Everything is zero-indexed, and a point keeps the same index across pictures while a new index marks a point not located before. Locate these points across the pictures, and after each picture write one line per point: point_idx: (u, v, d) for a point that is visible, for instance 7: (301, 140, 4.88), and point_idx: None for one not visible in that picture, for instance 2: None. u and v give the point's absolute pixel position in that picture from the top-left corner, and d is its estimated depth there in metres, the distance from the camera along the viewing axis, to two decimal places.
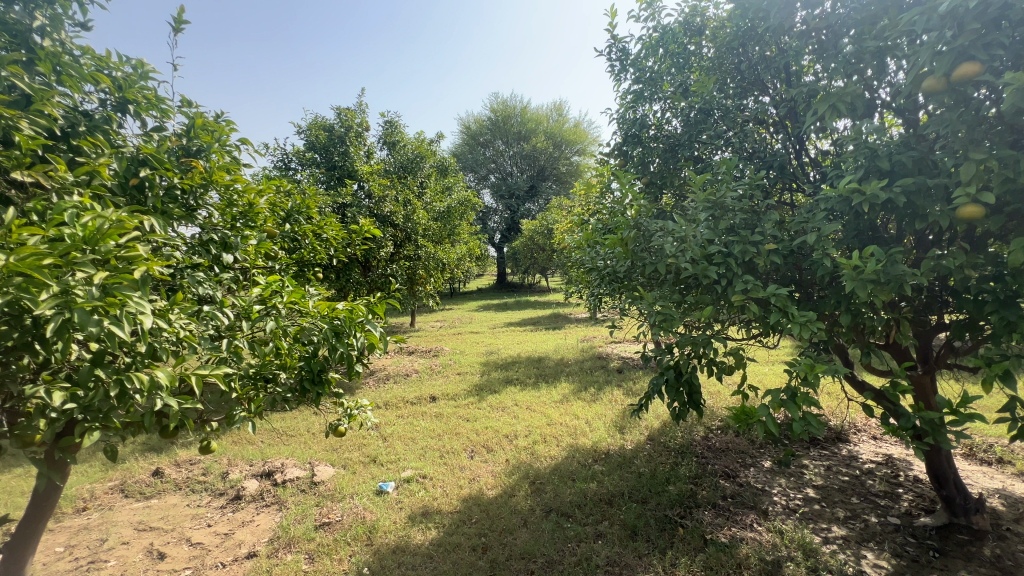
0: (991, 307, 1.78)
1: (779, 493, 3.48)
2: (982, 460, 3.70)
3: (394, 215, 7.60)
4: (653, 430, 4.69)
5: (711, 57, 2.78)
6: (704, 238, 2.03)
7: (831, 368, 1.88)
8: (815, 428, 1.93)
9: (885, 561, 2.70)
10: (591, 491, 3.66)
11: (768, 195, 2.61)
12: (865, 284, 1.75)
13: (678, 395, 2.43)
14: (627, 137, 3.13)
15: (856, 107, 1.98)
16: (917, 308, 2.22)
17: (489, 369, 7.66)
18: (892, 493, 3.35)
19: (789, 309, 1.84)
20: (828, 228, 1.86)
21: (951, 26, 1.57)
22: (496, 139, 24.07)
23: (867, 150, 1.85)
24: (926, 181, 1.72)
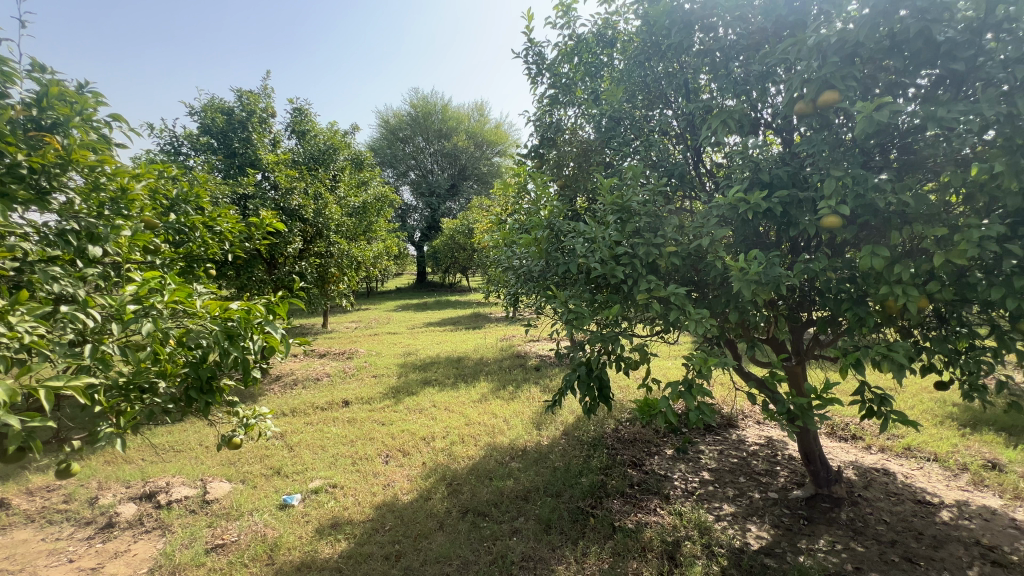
0: (847, 305, 2.06)
1: (679, 478, 3.76)
2: (841, 437, 4.29)
3: (303, 209, 7.07)
4: (567, 425, 4.85)
5: (621, 69, 2.92)
6: (613, 239, 2.13)
7: (721, 361, 2.06)
8: (708, 416, 2.11)
9: (765, 532, 3.03)
10: (507, 488, 3.70)
11: (670, 201, 2.79)
12: (750, 284, 1.94)
13: (590, 390, 2.51)
14: (543, 140, 3.20)
15: (743, 124, 2.19)
16: (791, 306, 2.50)
17: (406, 371, 7.46)
18: (771, 471, 3.77)
19: (687, 308, 1.98)
20: (720, 233, 2.03)
21: (816, 58, 1.79)
22: (416, 135, 23.53)
23: (751, 164, 2.06)
24: (798, 194, 1.94)
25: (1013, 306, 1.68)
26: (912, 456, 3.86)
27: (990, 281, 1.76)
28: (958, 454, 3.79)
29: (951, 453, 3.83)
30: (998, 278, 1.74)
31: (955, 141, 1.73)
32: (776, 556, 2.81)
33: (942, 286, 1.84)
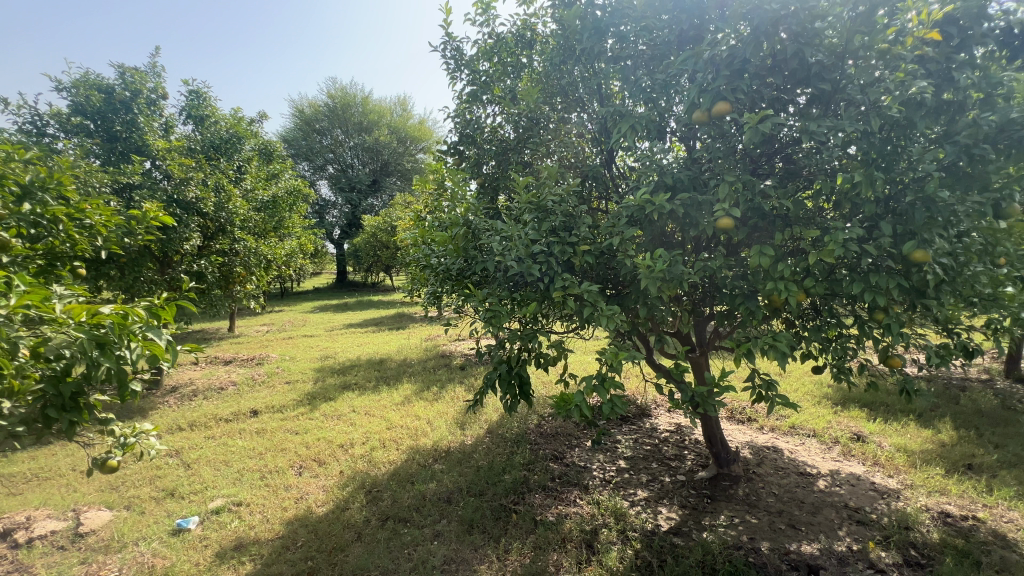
0: (740, 300, 2.25)
1: (597, 468, 3.92)
2: (738, 420, 4.70)
3: (202, 203, 6.31)
4: (491, 423, 4.86)
5: (539, 70, 2.97)
6: (529, 237, 2.15)
7: (631, 355, 2.16)
8: (619, 408, 2.20)
9: (674, 513, 3.24)
10: (430, 492, 3.62)
11: (585, 202, 2.88)
12: (656, 281, 2.05)
13: (510, 388, 2.52)
14: (463, 136, 3.17)
15: (650, 130, 2.31)
16: (694, 301, 2.69)
17: (324, 375, 7.05)
18: (680, 456, 4.05)
19: (599, 304, 2.06)
20: (629, 233, 2.12)
21: (711, 71, 1.93)
22: (334, 127, 22.36)
23: (657, 167, 2.17)
24: (697, 198, 2.09)
25: (870, 299, 1.92)
26: (796, 433, 4.33)
27: (852, 277, 2.00)
28: (832, 429, 4.31)
29: (826, 429, 4.35)
30: (858, 275, 1.99)
31: (824, 153, 1.94)
32: (682, 534, 3.01)
33: (816, 281, 2.06)
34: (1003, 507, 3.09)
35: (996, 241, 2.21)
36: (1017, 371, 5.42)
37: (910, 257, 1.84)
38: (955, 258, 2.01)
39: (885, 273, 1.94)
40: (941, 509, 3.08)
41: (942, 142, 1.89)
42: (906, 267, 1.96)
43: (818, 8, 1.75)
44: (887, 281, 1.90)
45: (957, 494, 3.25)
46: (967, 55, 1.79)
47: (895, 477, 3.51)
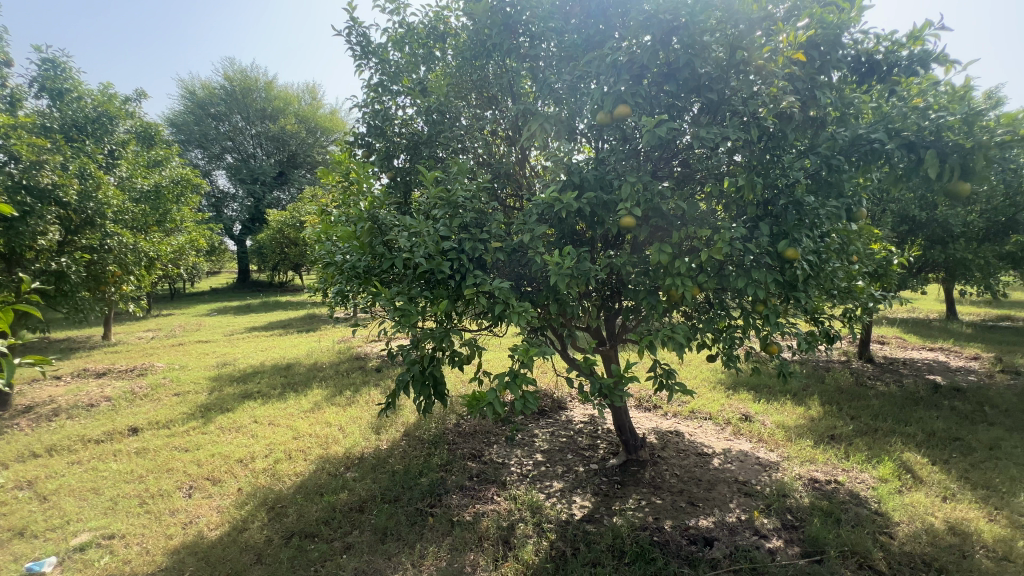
0: (643, 295, 2.37)
1: (515, 463, 3.95)
2: (646, 408, 5.01)
3: (60, 191, 5.33)
4: (408, 425, 4.72)
5: (451, 63, 2.92)
6: (438, 234, 2.10)
7: (542, 350, 2.19)
8: (531, 404, 2.22)
9: (587, 501, 3.37)
10: (340, 502, 3.42)
11: (497, 199, 2.88)
12: (565, 277, 2.09)
13: (423, 389, 2.45)
14: (371, 128, 3.02)
15: (558, 130, 2.36)
16: (602, 296, 2.79)
17: (220, 384, 6.40)
18: (593, 445, 4.21)
19: (510, 301, 2.06)
20: (538, 230, 2.15)
21: (612, 74, 2.01)
22: (232, 113, 20.41)
23: (564, 166, 2.23)
24: (603, 197, 2.16)
25: (752, 292, 2.12)
26: (695, 417, 4.70)
27: (738, 273, 2.19)
28: (724, 411, 4.74)
29: (720, 411, 4.78)
30: (742, 270, 2.19)
31: (712, 159, 2.11)
32: (595, 521, 3.13)
33: (707, 276, 2.24)
34: (858, 470, 3.59)
35: (850, 241, 2.55)
36: (867, 353, 6.35)
37: (784, 254, 2.05)
38: (819, 255, 2.28)
39: (764, 268, 2.15)
40: (810, 476, 3.51)
41: (808, 152, 2.12)
42: (780, 263, 2.19)
43: (705, 24, 1.89)
44: (765, 276, 2.11)
45: (823, 461, 3.72)
46: (826, 77, 2.04)
47: (775, 451, 3.94)
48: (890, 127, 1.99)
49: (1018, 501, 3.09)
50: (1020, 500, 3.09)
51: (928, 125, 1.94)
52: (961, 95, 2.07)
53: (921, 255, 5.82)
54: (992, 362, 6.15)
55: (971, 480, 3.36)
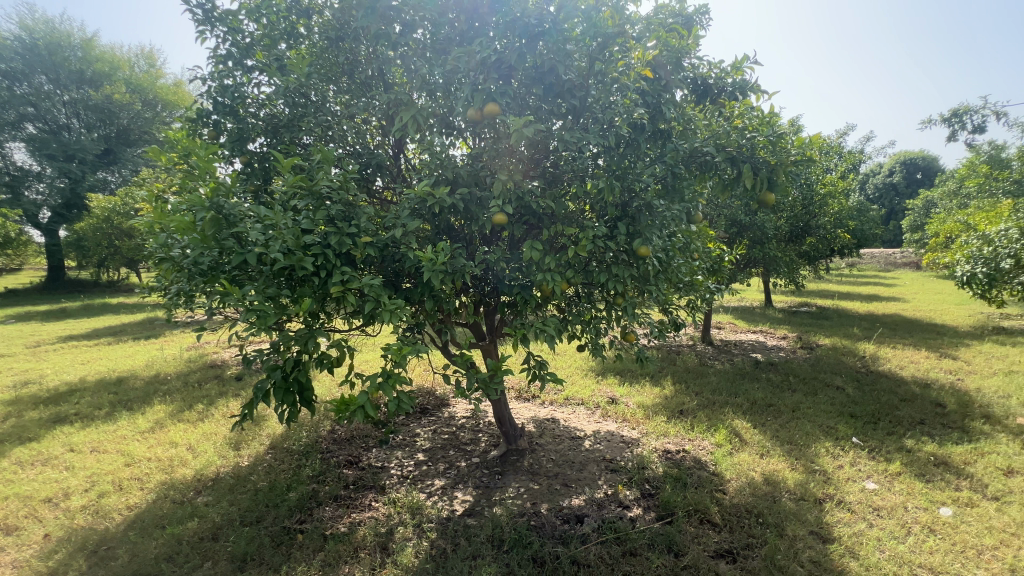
0: (517, 290, 2.44)
1: (395, 466, 3.83)
2: (525, 398, 5.21)
3: None
4: (274, 437, 4.29)
5: (315, 42, 2.70)
6: (298, 227, 1.92)
7: (417, 349, 2.14)
8: (405, 404, 2.15)
9: (469, 495, 3.39)
10: (188, 533, 2.98)
11: (370, 191, 2.73)
12: (438, 273, 2.06)
13: (287, 397, 2.23)
14: (219, 105, 2.66)
15: (430, 123, 2.31)
16: (479, 292, 2.82)
17: (20, 408, 5.15)
18: (474, 439, 4.26)
19: (381, 298, 1.96)
20: (412, 224, 2.09)
21: (482, 72, 2.04)
22: (33, 72, 16.50)
23: (437, 160, 2.19)
24: (476, 193, 2.17)
25: (611, 286, 2.31)
26: (569, 404, 5.02)
27: (600, 268, 2.37)
28: (595, 396, 5.14)
29: (591, 396, 5.17)
30: (604, 266, 2.37)
31: (578, 161, 2.26)
32: (475, 514, 3.17)
33: (575, 271, 2.38)
34: (700, 438, 4.15)
35: (691, 240, 2.92)
36: (708, 337, 7.38)
37: (638, 251, 2.28)
38: (666, 253, 2.57)
39: (621, 264, 2.35)
40: (664, 448, 3.97)
41: (657, 160, 2.37)
42: (636, 259, 2.42)
43: (568, 32, 2.01)
44: (623, 271, 2.32)
45: (674, 434, 4.23)
46: (671, 94, 2.31)
47: (637, 428, 4.38)
48: (719, 142, 2.32)
49: (811, 450, 3.85)
50: (811, 450, 3.86)
51: (745, 143, 2.30)
52: (768, 120, 2.49)
53: (746, 253, 6.94)
54: (795, 341, 7.58)
55: (780, 437, 4.10)
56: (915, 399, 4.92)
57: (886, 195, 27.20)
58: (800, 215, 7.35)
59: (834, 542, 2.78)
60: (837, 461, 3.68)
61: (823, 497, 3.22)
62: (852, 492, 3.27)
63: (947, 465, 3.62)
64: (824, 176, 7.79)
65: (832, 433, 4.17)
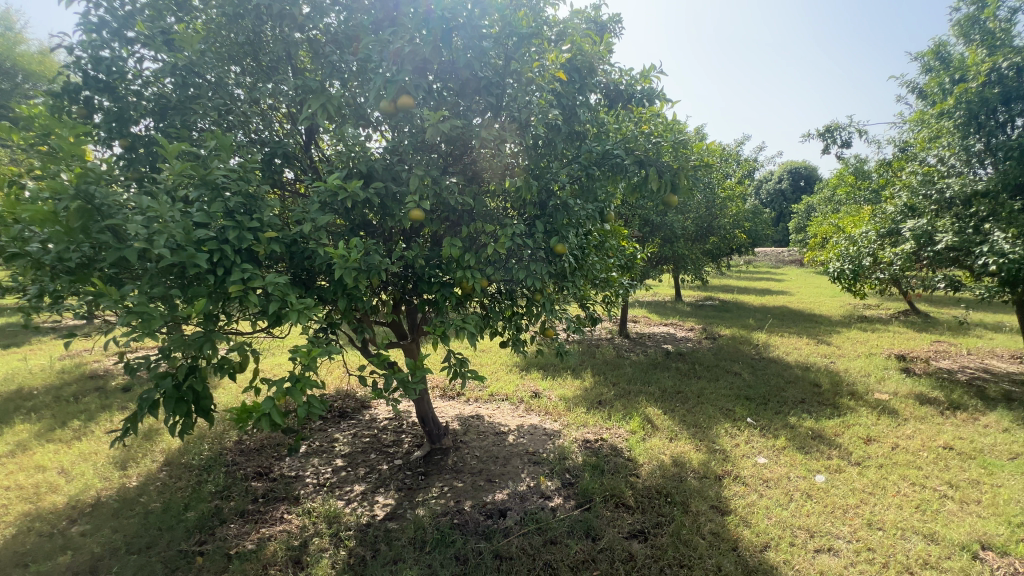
0: (436, 287, 2.40)
1: (310, 474, 3.62)
2: (449, 396, 5.17)
3: None
4: (169, 452, 3.87)
5: (210, 17, 2.45)
6: (189, 220, 1.73)
7: (330, 350, 2.03)
8: (316, 409, 2.03)
9: (390, 498, 3.30)
10: (59, 568, 2.60)
11: (276, 183, 2.54)
12: (351, 271, 1.97)
13: (179, 407, 2.01)
14: (90, 79, 2.33)
15: (341, 112, 2.20)
16: (398, 290, 2.74)
17: None
18: (397, 440, 4.15)
19: (287, 297, 1.83)
20: (323, 219, 1.98)
21: (395, 63, 1.98)
22: None
23: (349, 152, 2.09)
24: (391, 188, 2.10)
25: (530, 283, 2.35)
26: (493, 400, 5.06)
27: (519, 265, 2.41)
28: (518, 391, 5.23)
29: (515, 391, 5.24)
30: (523, 263, 2.41)
31: (496, 158, 2.27)
32: (397, 517, 3.09)
33: (495, 268, 2.40)
34: (617, 427, 4.38)
35: (605, 238, 3.06)
36: (625, 330, 7.80)
37: (555, 248, 2.34)
38: (582, 250, 2.67)
39: (539, 261, 2.40)
40: (584, 438, 4.14)
41: (572, 160, 2.45)
42: (553, 256, 2.49)
43: (483, 30, 2.00)
44: (541, 268, 2.37)
45: (592, 424, 4.42)
46: (584, 98, 2.39)
47: (558, 420, 4.52)
48: (628, 146, 2.45)
49: (712, 432, 4.21)
50: (713, 431, 4.22)
51: (651, 148, 2.45)
52: (672, 126, 2.67)
53: (658, 251, 7.42)
54: (700, 332, 8.25)
55: (686, 421, 4.44)
56: (797, 381, 5.56)
57: (776, 200, 30.45)
58: (704, 216, 8.00)
59: (731, 513, 3.07)
60: (734, 441, 4.05)
61: (722, 474, 3.54)
62: (746, 467, 3.63)
63: (821, 437, 4.13)
64: (725, 181, 8.52)
65: (730, 415, 4.59)
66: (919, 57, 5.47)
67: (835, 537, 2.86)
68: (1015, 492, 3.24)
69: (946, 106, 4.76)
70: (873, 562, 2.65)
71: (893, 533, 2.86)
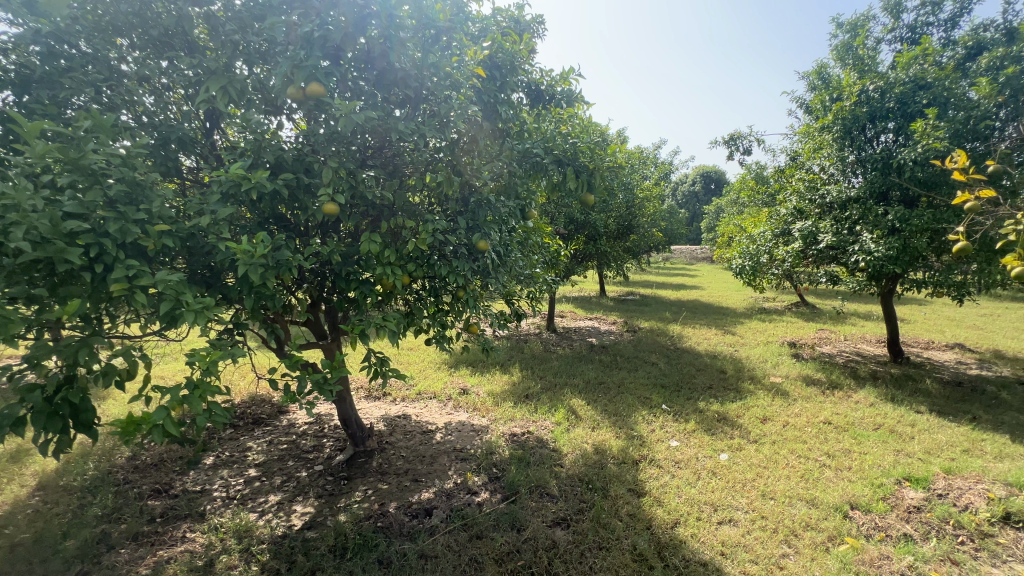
0: (355, 284, 2.30)
1: (218, 487, 3.35)
2: (375, 397, 5.02)
3: None
4: (44, 474, 3.39)
5: None
6: (56, 209, 1.52)
7: (234, 352, 1.88)
8: (220, 416, 1.87)
9: (310, 507, 3.14)
10: None
11: (170, 171, 2.30)
12: (258, 267, 1.83)
13: (51, 423, 1.76)
14: None
15: (244, 97, 2.05)
16: (314, 288, 2.60)
17: None
18: (317, 445, 3.95)
19: (181, 297, 1.67)
20: (224, 210, 1.83)
21: (304, 47, 1.87)
22: None
23: (253, 140, 1.94)
24: (302, 179, 1.99)
25: (452, 279, 2.33)
26: (421, 399, 4.98)
27: (441, 261, 2.39)
28: (446, 388, 5.19)
29: (443, 389, 5.20)
30: (445, 259, 2.39)
31: (416, 152, 2.23)
32: (316, 525, 2.95)
33: (417, 264, 2.36)
34: (542, 419, 4.49)
35: (528, 236, 3.12)
36: (552, 325, 8.01)
37: (478, 245, 2.35)
38: (504, 247, 2.70)
39: (462, 258, 2.40)
40: (511, 432, 4.20)
41: (492, 157, 2.47)
42: (476, 252, 2.50)
43: (400, 19, 1.96)
44: (463, 265, 2.36)
45: (519, 418, 4.51)
46: (505, 96, 2.43)
47: (486, 416, 4.55)
48: (547, 146, 2.52)
49: (631, 419, 4.46)
50: (631, 419, 4.47)
51: (569, 148, 2.53)
52: (589, 128, 2.78)
53: (582, 248, 7.71)
54: (622, 325, 8.68)
55: (608, 410, 4.66)
56: (706, 368, 6.04)
57: (689, 202, 32.74)
58: (625, 215, 8.41)
59: (645, 495, 3.27)
60: (650, 426, 4.32)
61: (639, 458, 3.76)
62: (660, 450, 3.88)
63: (725, 419, 4.52)
64: (644, 182, 9.01)
65: (647, 403, 4.88)
66: (805, 76, 6.12)
67: (735, 508, 3.15)
68: (877, 458, 3.76)
69: (826, 121, 5.38)
70: (766, 529, 2.95)
71: (782, 501, 3.21)
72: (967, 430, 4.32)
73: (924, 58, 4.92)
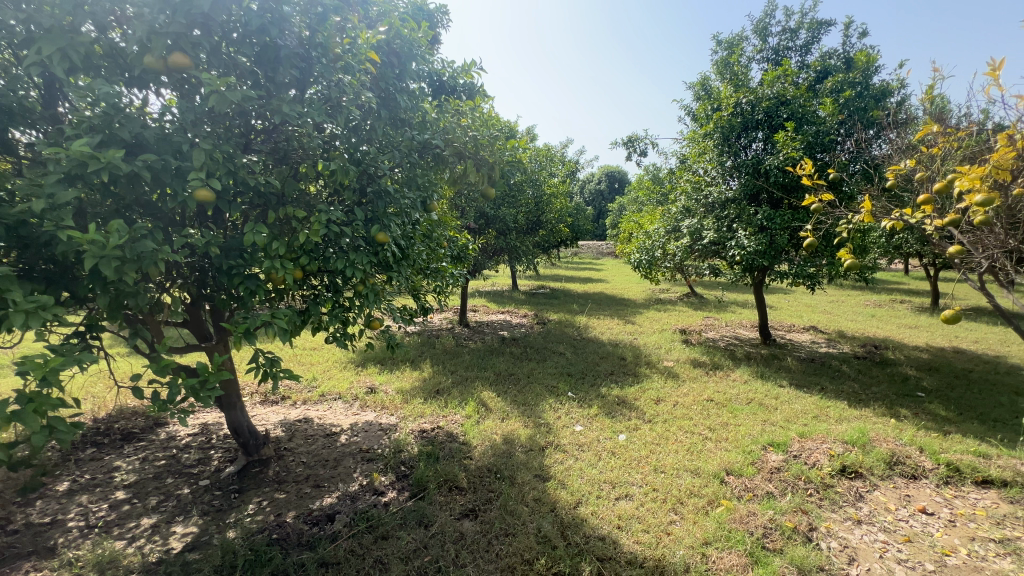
0: (239, 280, 2.10)
1: (75, 516, 2.90)
2: (272, 401, 4.65)
3: None
4: None
5: None
6: None
7: (83, 359, 1.61)
8: (65, 434, 1.60)
9: (192, 526, 2.83)
10: None
11: None
12: (112, 260, 1.59)
13: None
14: None
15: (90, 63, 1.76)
16: (190, 285, 2.33)
17: None
18: (203, 459, 3.57)
19: (7, 295, 1.39)
20: (65, 194, 1.56)
21: (164, 11, 1.66)
22: None
23: (103, 114, 1.69)
24: (169, 161, 1.77)
25: (350, 273, 2.22)
26: (324, 400, 4.70)
27: (337, 254, 2.26)
28: (352, 388, 4.96)
29: (348, 389, 4.96)
30: (341, 252, 2.26)
31: (306, 137, 2.09)
32: (200, 546, 2.67)
33: (311, 258, 2.21)
34: (453, 414, 4.47)
35: (433, 229, 3.07)
36: (465, 319, 8.01)
37: (376, 237, 2.26)
38: (406, 240, 2.62)
39: (359, 251, 2.29)
40: (420, 428, 4.13)
41: (392, 147, 2.39)
42: (375, 245, 2.40)
43: None
44: (362, 258, 2.26)
45: (429, 413, 4.45)
46: (403, 84, 2.34)
47: (394, 414, 4.43)
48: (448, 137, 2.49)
49: (539, 408, 4.61)
50: (539, 407, 4.62)
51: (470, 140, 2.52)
52: (490, 122, 2.80)
53: (492, 242, 7.80)
54: (533, 317, 8.92)
55: (516, 401, 4.76)
56: (609, 356, 6.43)
57: (595, 200, 34.45)
58: (533, 211, 8.63)
59: (550, 479, 3.41)
60: (557, 414, 4.50)
61: (545, 445, 3.90)
62: (565, 436, 4.06)
63: (624, 402, 4.85)
64: (551, 179, 9.31)
65: (554, 391, 5.07)
66: (691, 86, 6.70)
67: (631, 484, 3.40)
68: (748, 428, 4.27)
69: (707, 128, 5.96)
70: (657, 499, 3.23)
71: (671, 474, 3.52)
72: (817, 399, 5.06)
73: (784, 77, 5.64)
